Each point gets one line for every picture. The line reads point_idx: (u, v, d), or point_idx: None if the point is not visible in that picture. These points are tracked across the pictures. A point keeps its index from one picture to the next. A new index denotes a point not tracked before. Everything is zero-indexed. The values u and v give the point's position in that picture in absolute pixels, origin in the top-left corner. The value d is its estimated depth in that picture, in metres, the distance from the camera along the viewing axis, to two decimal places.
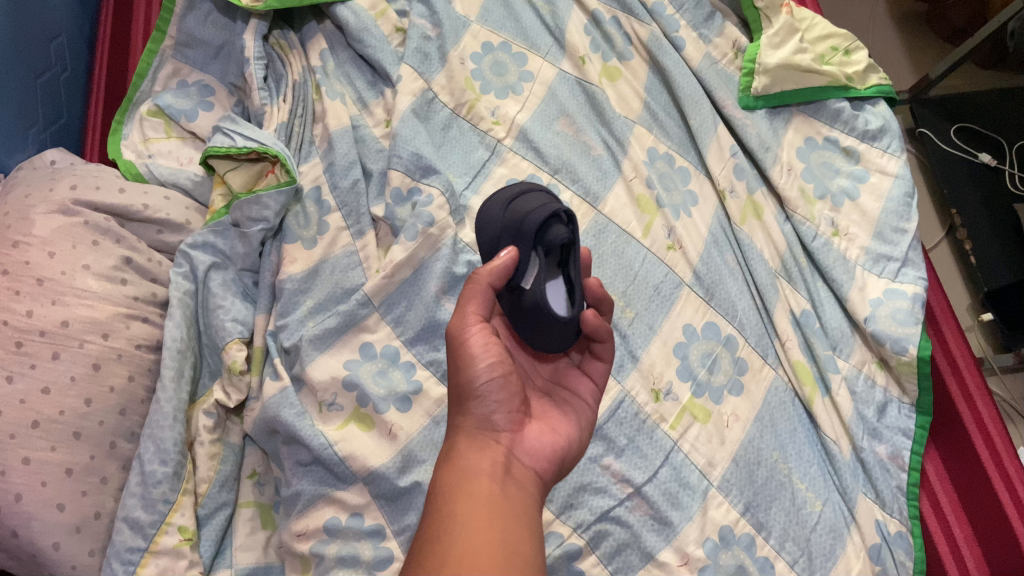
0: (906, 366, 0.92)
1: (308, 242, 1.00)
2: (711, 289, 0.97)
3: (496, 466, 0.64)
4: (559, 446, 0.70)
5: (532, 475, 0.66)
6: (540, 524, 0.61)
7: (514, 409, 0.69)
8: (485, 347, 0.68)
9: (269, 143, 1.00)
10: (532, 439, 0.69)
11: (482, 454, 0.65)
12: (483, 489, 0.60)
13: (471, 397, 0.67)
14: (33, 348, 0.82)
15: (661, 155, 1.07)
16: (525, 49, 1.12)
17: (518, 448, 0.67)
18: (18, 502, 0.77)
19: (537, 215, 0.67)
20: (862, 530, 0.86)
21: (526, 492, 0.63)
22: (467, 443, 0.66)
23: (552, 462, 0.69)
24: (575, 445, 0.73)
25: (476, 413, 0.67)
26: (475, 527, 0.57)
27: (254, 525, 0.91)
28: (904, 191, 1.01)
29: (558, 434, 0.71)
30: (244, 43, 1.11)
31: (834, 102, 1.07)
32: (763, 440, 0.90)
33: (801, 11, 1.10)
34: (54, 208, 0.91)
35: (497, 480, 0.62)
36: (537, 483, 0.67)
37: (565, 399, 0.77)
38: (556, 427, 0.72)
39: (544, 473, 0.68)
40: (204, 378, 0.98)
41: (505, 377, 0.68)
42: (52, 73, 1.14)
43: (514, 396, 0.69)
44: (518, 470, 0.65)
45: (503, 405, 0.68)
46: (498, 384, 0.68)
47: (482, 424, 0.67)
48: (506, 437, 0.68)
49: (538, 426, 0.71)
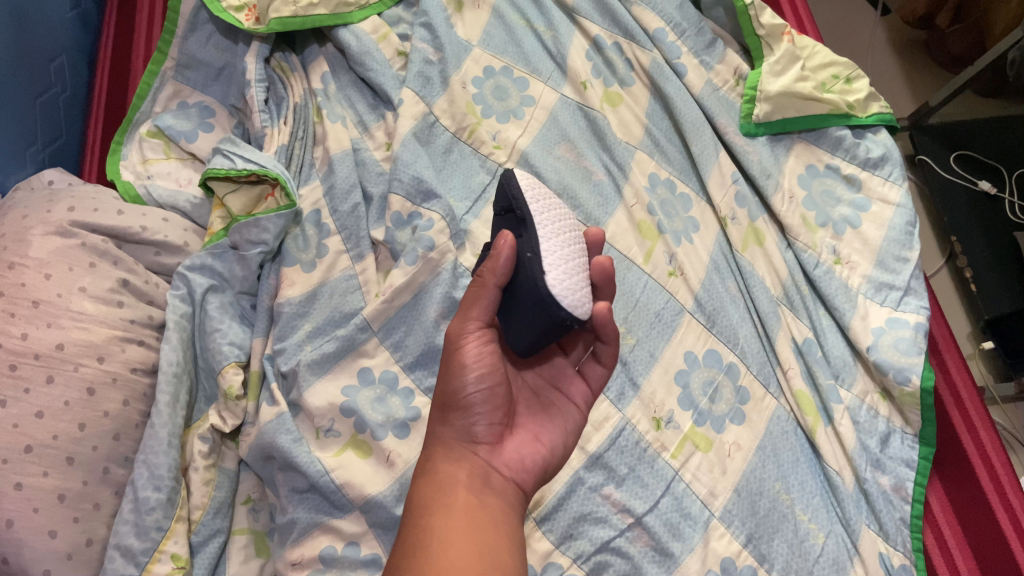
0: (909, 397, 0.91)
1: (307, 265, 0.99)
2: (713, 316, 0.96)
3: (474, 477, 0.64)
4: (539, 457, 0.70)
5: (511, 487, 0.66)
6: (519, 532, 0.61)
7: (497, 421, 0.68)
8: (478, 357, 0.67)
9: (269, 165, 1.00)
10: (511, 451, 0.68)
11: (458, 465, 0.65)
12: (460, 502, 0.60)
13: (455, 408, 0.67)
14: (27, 371, 0.81)
15: (662, 181, 1.07)
16: (527, 74, 1.12)
17: (497, 460, 0.67)
18: (10, 528, 0.75)
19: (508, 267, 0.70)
20: (866, 563, 0.85)
21: (503, 501, 0.64)
22: (444, 455, 0.66)
23: (531, 474, 0.69)
24: (558, 451, 0.72)
25: (458, 424, 0.67)
26: (453, 539, 0.56)
27: (248, 553, 0.89)
28: (906, 219, 1.01)
29: (540, 443, 0.71)
30: (246, 65, 1.11)
31: (834, 130, 1.07)
32: (765, 470, 0.89)
33: (802, 39, 1.11)
34: (52, 229, 0.91)
35: (473, 491, 0.62)
36: (516, 494, 0.66)
37: (553, 400, 0.75)
38: (539, 434, 0.71)
39: (523, 484, 0.67)
40: (199, 403, 0.97)
41: (493, 389, 0.67)
42: (52, 93, 1.14)
43: (498, 409, 0.68)
44: (496, 481, 0.65)
45: (486, 416, 0.67)
46: (485, 397, 0.67)
47: (462, 434, 0.67)
48: (485, 449, 0.67)
49: (521, 434, 0.70)
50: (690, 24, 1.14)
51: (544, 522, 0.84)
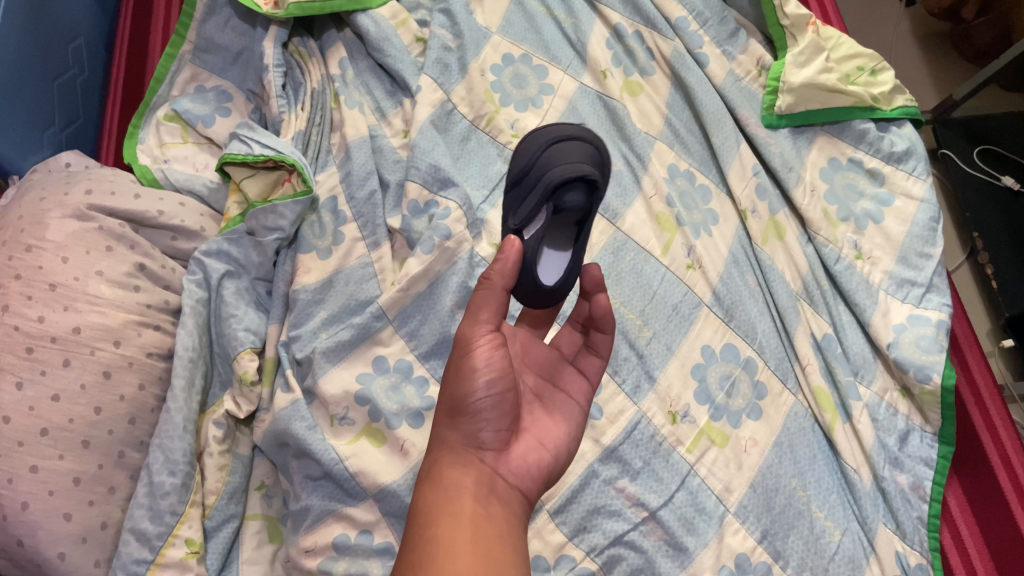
0: (929, 395, 0.90)
1: (323, 252, 0.99)
2: (731, 310, 0.96)
3: (480, 485, 0.61)
4: (544, 463, 0.67)
5: (516, 495, 0.64)
6: (524, 545, 0.59)
7: (504, 427, 0.65)
8: (489, 362, 0.63)
9: (286, 151, 0.99)
10: (518, 457, 0.65)
11: (464, 472, 0.62)
12: (466, 512, 0.58)
13: (465, 412, 0.63)
14: (44, 354, 0.81)
15: (682, 172, 1.05)
16: (546, 62, 1.11)
17: (504, 467, 0.64)
18: (25, 510, 0.76)
19: (571, 170, 0.71)
20: (882, 562, 0.84)
21: (509, 511, 0.61)
22: (449, 460, 0.63)
23: (536, 480, 0.66)
24: (562, 456, 0.70)
25: (464, 428, 0.64)
26: (458, 553, 0.54)
27: (261, 538, 0.90)
28: (929, 215, 1.00)
29: (545, 449, 0.68)
30: (264, 49, 1.10)
31: (859, 123, 1.06)
32: (782, 466, 0.88)
33: (827, 29, 1.08)
34: (69, 212, 0.91)
35: (479, 500, 0.60)
36: (521, 502, 0.64)
37: (556, 401, 0.73)
38: (544, 438, 0.68)
39: (528, 493, 0.65)
40: (214, 387, 0.97)
41: (503, 395, 0.64)
42: (70, 75, 1.14)
43: (507, 414, 0.65)
44: (502, 490, 0.63)
45: (493, 422, 0.64)
46: (494, 402, 0.64)
47: (467, 440, 0.64)
48: (491, 456, 0.64)
49: (527, 439, 0.67)
50: (713, 13, 1.12)
51: (558, 514, 0.83)
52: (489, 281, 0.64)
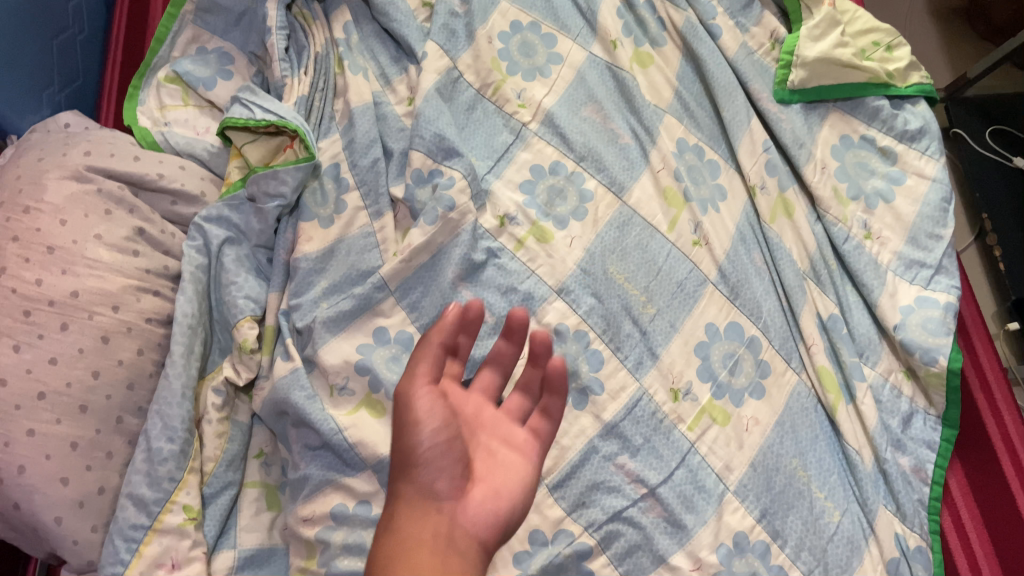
0: (934, 377, 0.89)
1: (325, 220, 0.98)
2: (736, 288, 0.94)
3: (436, 537, 0.58)
4: (506, 514, 0.62)
5: (478, 548, 0.60)
6: None
7: (457, 476, 0.62)
8: (430, 411, 0.63)
9: (289, 116, 0.97)
10: (477, 507, 0.62)
11: (421, 524, 0.59)
12: (422, 566, 0.56)
13: (413, 464, 0.62)
14: (41, 318, 0.81)
15: (691, 147, 1.03)
16: (555, 30, 1.08)
17: (462, 518, 0.61)
18: (21, 475, 0.76)
19: None
20: (881, 544, 0.84)
21: (469, 563, 0.58)
22: (404, 512, 0.60)
23: (500, 533, 0.62)
24: (524, 507, 0.64)
25: (417, 480, 0.61)
26: None
27: (259, 506, 0.89)
28: (941, 195, 0.98)
29: (504, 498, 0.63)
30: (266, 11, 1.08)
31: (872, 100, 1.04)
32: (783, 446, 0.87)
33: (843, 3, 1.06)
34: (68, 173, 0.89)
35: (435, 552, 0.57)
36: (485, 556, 0.60)
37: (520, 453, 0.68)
38: (504, 488, 0.64)
39: (491, 544, 0.60)
40: (213, 354, 0.96)
41: (448, 443, 0.63)
42: (69, 33, 1.12)
43: (458, 462, 0.63)
44: (461, 541, 0.59)
45: (444, 472, 0.62)
46: (439, 450, 0.62)
47: (421, 493, 0.61)
48: (446, 506, 0.61)
49: (485, 489, 0.63)
50: None
51: (557, 489, 0.84)
52: (425, 339, 0.65)
